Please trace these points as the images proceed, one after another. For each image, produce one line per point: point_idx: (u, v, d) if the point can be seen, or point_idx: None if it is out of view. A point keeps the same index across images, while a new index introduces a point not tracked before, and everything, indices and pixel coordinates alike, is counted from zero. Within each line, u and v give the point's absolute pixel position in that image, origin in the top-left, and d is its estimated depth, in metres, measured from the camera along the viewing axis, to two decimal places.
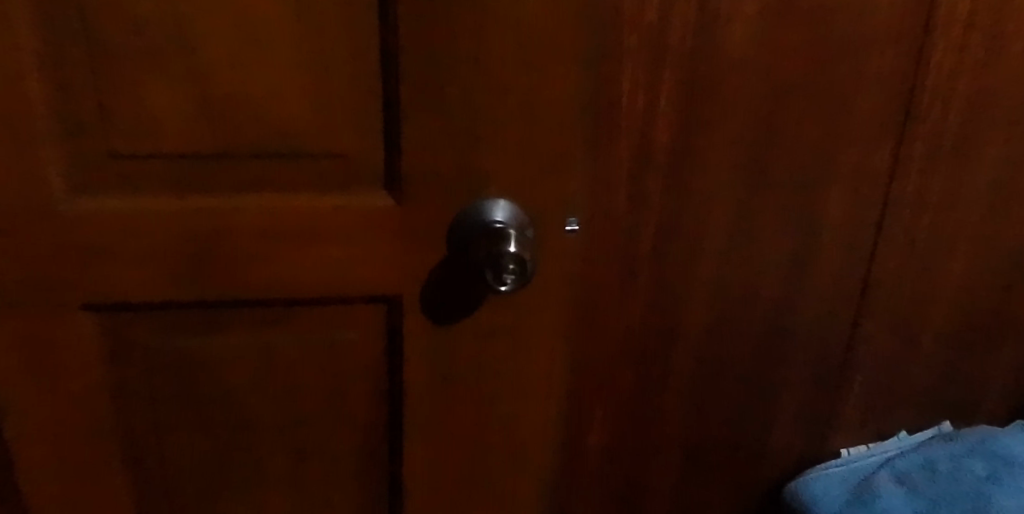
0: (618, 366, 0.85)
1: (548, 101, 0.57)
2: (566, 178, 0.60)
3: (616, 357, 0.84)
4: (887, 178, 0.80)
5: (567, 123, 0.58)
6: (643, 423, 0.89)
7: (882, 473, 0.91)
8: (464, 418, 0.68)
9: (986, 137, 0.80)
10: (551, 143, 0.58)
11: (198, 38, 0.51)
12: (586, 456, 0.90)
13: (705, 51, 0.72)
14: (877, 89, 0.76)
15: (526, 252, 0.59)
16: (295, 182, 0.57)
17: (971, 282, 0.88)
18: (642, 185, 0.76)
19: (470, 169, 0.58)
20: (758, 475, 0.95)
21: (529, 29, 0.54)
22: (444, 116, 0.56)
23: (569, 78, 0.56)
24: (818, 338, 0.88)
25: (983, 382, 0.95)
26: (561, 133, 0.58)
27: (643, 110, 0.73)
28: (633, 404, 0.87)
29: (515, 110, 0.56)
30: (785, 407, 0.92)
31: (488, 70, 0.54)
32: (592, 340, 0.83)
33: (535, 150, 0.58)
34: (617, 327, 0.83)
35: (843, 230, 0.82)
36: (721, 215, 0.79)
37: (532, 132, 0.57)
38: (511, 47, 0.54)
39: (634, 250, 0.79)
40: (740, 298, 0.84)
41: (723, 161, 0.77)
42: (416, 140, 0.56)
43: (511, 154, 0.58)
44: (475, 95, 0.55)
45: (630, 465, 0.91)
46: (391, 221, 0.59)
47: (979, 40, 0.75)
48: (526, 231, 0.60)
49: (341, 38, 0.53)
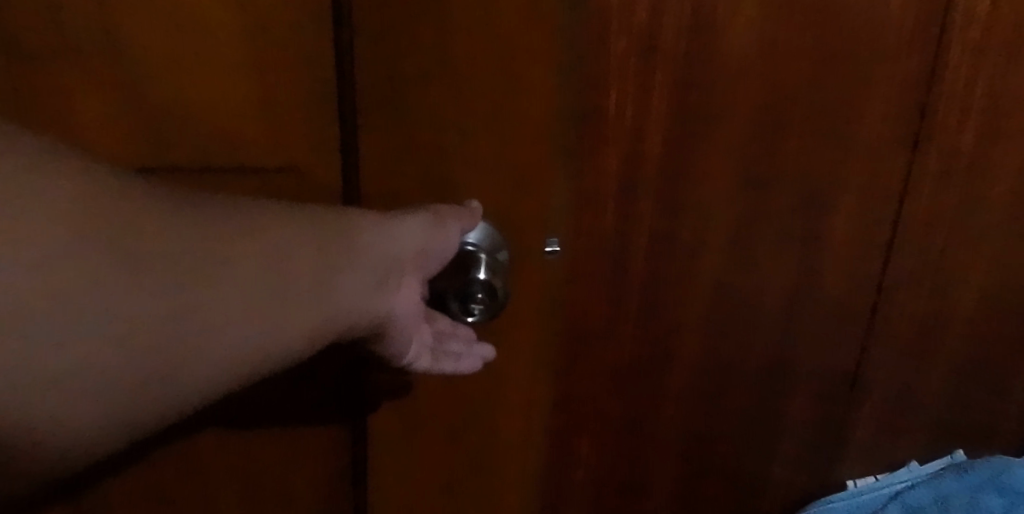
0: (609, 388, 0.82)
1: (522, 113, 0.53)
2: (537, 199, 0.57)
3: (607, 378, 0.81)
4: (900, 194, 0.75)
5: (543, 137, 0.54)
6: (636, 447, 0.86)
7: (890, 507, 0.87)
8: (434, 445, 0.65)
9: (1006, 147, 0.74)
10: (524, 159, 0.55)
11: (131, 47, 0.48)
12: (577, 483, 0.86)
13: (698, 62, 0.67)
14: (889, 97, 0.70)
15: (496, 278, 0.57)
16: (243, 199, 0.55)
17: (987, 302, 0.83)
18: (631, 204, 0.72)
19: (432, 191, 0.55)
20: (757, 504, 0.92)
21: (492, 46, 0.51)
22: (403, 138, 0.53)
23: (539, 94, 0.53)
24: (821, 362, 0.84)
25: (1002, 409, 0.90)
26: (530, 156, 0.55)
27: (632, 121, 0.68)
28: (625, 427, 0.84)
29: (484, 123, 0.53)
30: (788, 433, 0.88)
31: (450, 91, 0.52)
32: (579, 362, 0.80)
33: (503, 174, 0.55)
34: (607, 346, 0.79)
35: (851, 249, 0.77)
36: (720, 232, 0.75)
37: (498, 155, 0.55)
38: (473, 65, 0.51)
39: (624, 268, 0.75)
40: (740, 317, 0.79)
41: (723, 174, 0.72)
42: (373, 162, 0.54)
43: (482, 170, 0.55)
44: (441, 106, 0.52)
45: (622, 491, 0.88)
46: None
47: (1000, 44, 0.69)
48: (500, 252, 0.57)
49: (276, 51, 0.50)
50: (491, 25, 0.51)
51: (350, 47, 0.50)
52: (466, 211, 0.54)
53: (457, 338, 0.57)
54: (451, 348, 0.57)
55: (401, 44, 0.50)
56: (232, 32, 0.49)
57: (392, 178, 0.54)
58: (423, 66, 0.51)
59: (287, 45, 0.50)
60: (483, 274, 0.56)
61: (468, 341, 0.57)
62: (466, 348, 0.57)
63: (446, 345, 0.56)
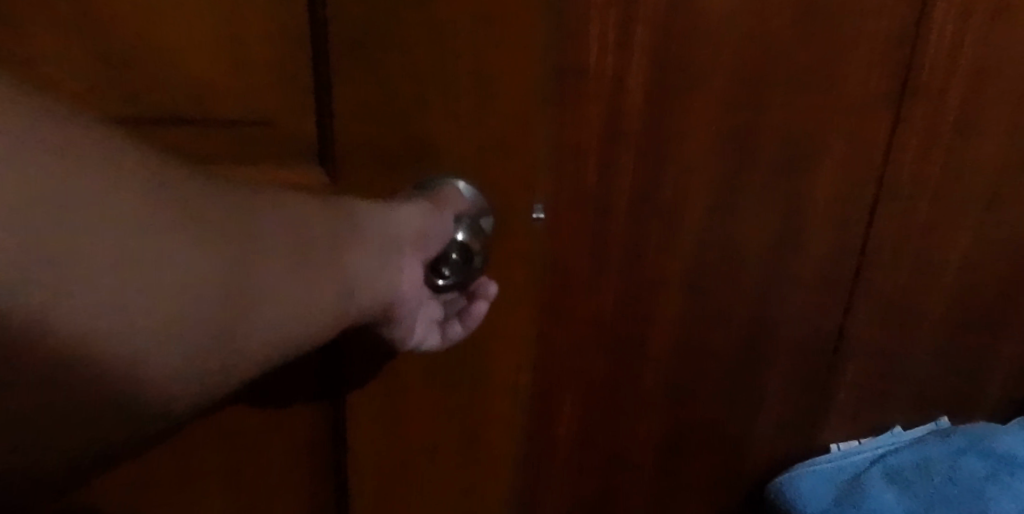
0: (591, 349, 0.82)
1: (503, 57, 0.47)
2: (523, 155, 0.50)
3: (588, 339, 0.82)
4: (883, 157, 0.75)
5: (525, 85, 0.48)
6: (618, 410, 0.87)
7: (873, 470, 0.87)
8: (412, 432, 0.59)
9: (987, 114, 0.74)
10: (508, 112, 0.49)
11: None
12: (560, 443, 0.87)
13: (679, 19, 0.67)
14: (871, 58, 0.70)
15: (475, 241, 0.50)
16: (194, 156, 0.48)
17: (969, 269, 0.83)
18: (612, 163, 0.72)
19: (402, 141, 0.49)
20: (740, 468, 0.93)
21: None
22: (376, 96, 0.47)
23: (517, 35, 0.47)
24: (805, 326, 0.84)
25: (982, 377, 0.90)
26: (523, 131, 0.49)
27: (612, 77, 0.68)
28: (607, 388, 0.85)
29: (464, 67, 0.47)
30: (771, 395, 0.89)
31: (426, 45, 0.46)
32: (563, 322, 0.80)
33: (493, 149, 0.50)
34: (589, 307, 0.80)
35: (834, 212, 0.78)
36: (701, 195, 0.75)
37: (483, 123, 0.49)
38: (459, 22, 0.46)
39: (605, 228, 0.76)
40: (723, 280, 0.80)
41: (703, 136, 0.72)
42: (340, 103, 0.47)
43: (462, 121, 0.49)
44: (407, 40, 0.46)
45: (606, 451, 0.89)
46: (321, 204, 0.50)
47: (984, 7, 0.69)
48: (478, 222, 0.51)
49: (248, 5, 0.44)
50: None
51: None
52: (456, 192, 0.50)
53: (455, 300, 0.52)
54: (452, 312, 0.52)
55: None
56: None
57: (372, 143, 0.49)
58: (401, 17, 0.45)
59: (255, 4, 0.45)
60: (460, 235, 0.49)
61: (467, 302, 0.52)
62: (468, 307, 0.52)
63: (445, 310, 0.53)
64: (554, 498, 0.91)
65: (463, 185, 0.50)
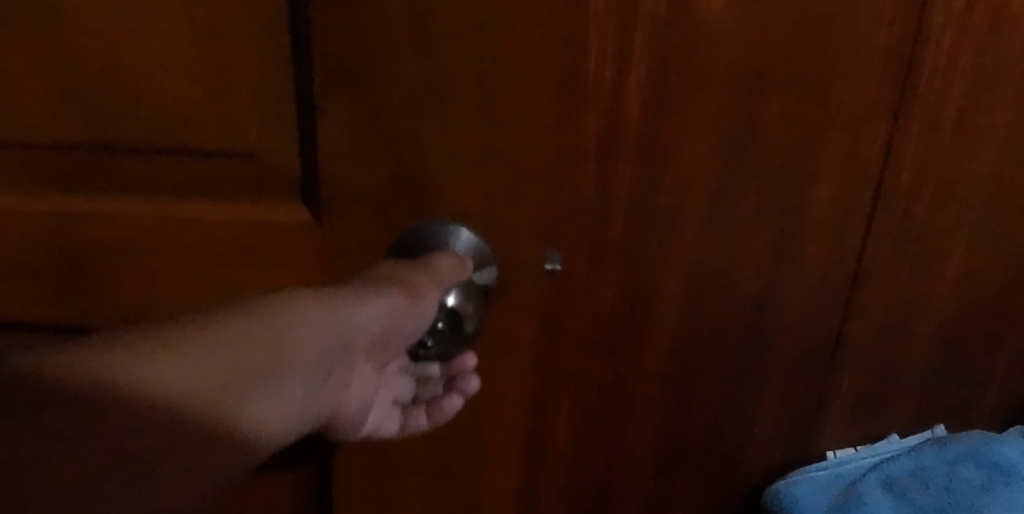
0: (590, 339, 0.87)
1: (509, 107, 0.45)
2: (531, 208, 0.48)
3: (588, 328, 0.86)
4: (880, 166, 0.76)
5: (533, 135, 0.45)
6: (615, 401, 0.90)
7: (868, 477, 0.87)
8: (405, 482, 0.55)
9: (985, 125, 0.74)
10: (514, 163, 0.46)
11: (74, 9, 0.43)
12: (558, 426, 0.92)
13: (675, 28, 0.70)
14: (866, 68, 0.71)
15: (466, 305, 0.48)
16: (198, 185, 0.48)
17: (966, 278, 0.83)
18: (609, 163, 0.76)
19: (401, 190, 0.47)
20: (736, 470, 0.94)
21: (478, 38, 0.43)
22: (377, 142, 0.45)
23: (525, 85, 0.44)
24: (800, 331, 0.85)
25: (980, 388, 0.90)
26: (530, 176, 0.47)
27: (611, 82, 0.73)
28: (606, 379, 0.89)
29: (467, 119, 0.45)
30: (766, 399, 0.90)
31: (431, 92, 0.44)
32: (562, 312, 0.85)
33: (496, 204, 0.47)
34: (591, 298, 0.84)
35: (830, 217, 0.79)
36: (697, 198, 0.78)
37: (486, 171, 0.46)
38: (462, 66, 0.43)
39: (603, 225, 0.80)
40: (717, 283, 0.82)
41: (699, 141, 0.75)
42: (335, 149, 0.45)
43: (467, 172, 0.46)
44: (414, 91, 0.44)
45: (602, 441, 0.92)
46: (315, 241, 0.48)
47: (981, 19, 0.69)
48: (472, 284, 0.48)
49: (244, 38, 0.43)
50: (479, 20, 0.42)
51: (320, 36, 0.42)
52: (456, 263, 0.47)
53: (432, 383, 0.52)
54: (428, 390, 0.52)
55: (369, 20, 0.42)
56: (196, 27, 0.43)
57: (374, 192, 0.47)
58: (403, 59, 0.43)
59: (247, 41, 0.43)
60: (450, 300, 0.47)
61: (442, 385, 0.52)
62: (442, 392, 0.51)
63: (423, 386, 0.53)
64: (553, 478, 0.95)
65: (465, 234, 0.48)
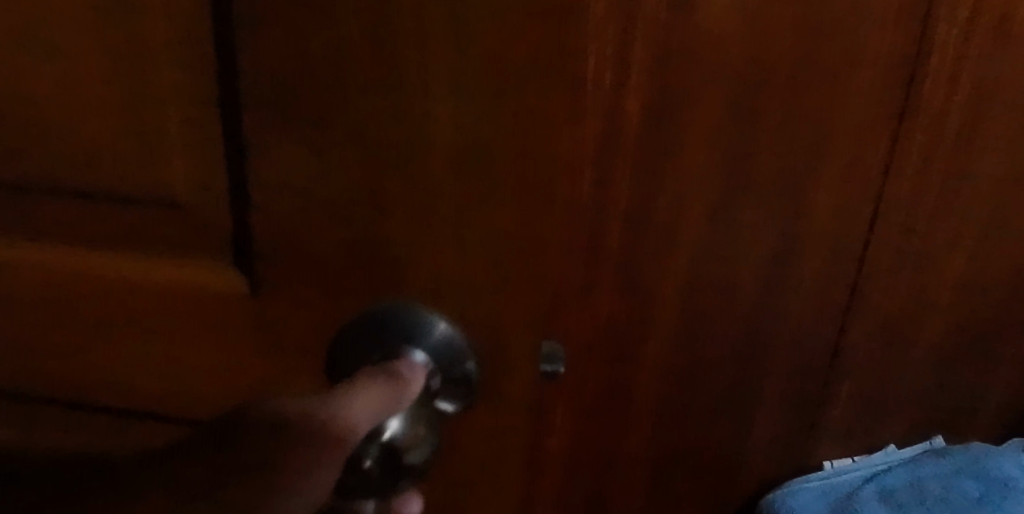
0: (589, 346, 0.87)
1: (505, 153, 0.26)
2: (531, 304, 0.30)
3: (587, 333, 0.86)
4: (881, 175, 0.75)
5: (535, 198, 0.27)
6: (613, 403, 0.90)
7: (866, 488, 0.86)
8: None
9: (990, 136, 0.74)
10: (506, 237, 0.28)
11: None
12: (555, 426, 0.93)
13: (678, 34, 0.70)
14: (869, 77, 0.71)
15: (411, 430, 0.30)
16: (63, 223, 0.31)
17: (968, 290, 0.82)
18: (609, 166, 0.76)
19: (341, 267, 0.30)
20: (733, 477, 0.94)
21: (461, 54, 0.25)
22: (311, 197, 0.28)
23: (522, 114, 0.25)
24: (799, 339, 0.85)
25: (981, 402, 0.89)
26: (545, 278, 0.30)
27: (611, 88, 0.73)
28: (603, 381, 0.89)
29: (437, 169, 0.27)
30: (764, 405, 0.89)
31: (387, 135, 0.27)
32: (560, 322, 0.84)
33: (479, 295, 0.30)
34: (589, 302, 0.84)
35: (830, 225, 0.78)
36: (697, 203, 0.77)
37: (474, 262, 0.29)
38: (436, 101, 0.26)
39: (603, 229, 0.80)
40: (716, 289, 0.82)
41: (699, 146, 0.75)
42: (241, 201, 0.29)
43: (435, 245, 0.29)
44: (352, 124, 0.26)
45: (601, 446, 0.92)
46: (232, 319, 0.32)
47: (987, 28, 0.69)
48: (444, 398, 0.32)
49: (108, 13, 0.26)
50: (461, 19, 0.24)
51: (236, 46, 0.26)
52: (392, 383, 0.29)
53: None
54: None
55: (295, 10, 0.25)
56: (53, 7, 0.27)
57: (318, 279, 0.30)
58: (337, 81, 0.26)
59: (135, 72, 0.27)
60: (392, 428, 0.30)
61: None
62: None
63: None
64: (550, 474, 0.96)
65: (439, 336, 0.30)
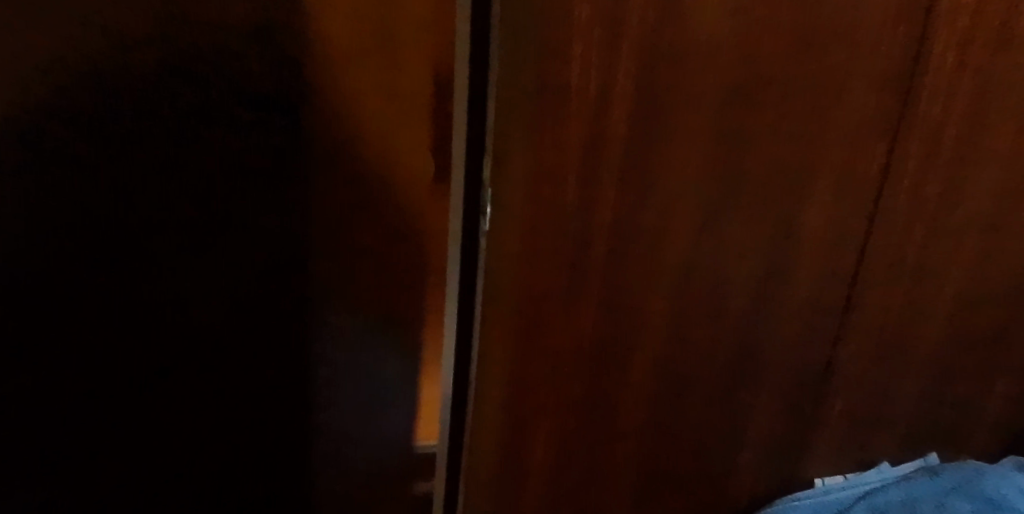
0: (565, 379, 0.79)
1: None
2: None
3: (565, 364, 0.78)
4: (877, 189, 0.74)
5: None
6: (595, 433, 0.83)
7: (858, 507, 0.84)
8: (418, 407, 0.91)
9: (988, 150, 0.74)
10: None
11: None
12: (533, 466, 0.84)
13: (666, 44, 0.64)
14: (863, 87, 0.69)
15: None
16: None
17: (963, 303, 0.83)
18: (593, 181, 0.69)
19: None
20: (722, 498, 0.91)
21: None
22: None
23: None
24: (794, 356, 0.83)
25: (975, 415, 0.90)
26: None
27: (594, 95, 0.66)
28: (575, 418, 0.82)
29: None
30: (753, 425, 0.86)
31: None
32: (470, 322, 0.77)
33: None
34: (564, 325, 0.76)
35: (820, 238, 0.76)
36: (684, 219, 0.73)
37: None
38: None
39: (586, 247, 0.72)
40: (706, 309, 0.78)
41: (687, 163, 0.70)
42: None
43: None
44: None
45: (578, 482, 0.86)
46: None
47: (988, 38, 0.69)
48: None
49: None
50: None
51: None
52: None
53: None
54: None
55: None
56: None
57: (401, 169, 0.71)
58: None
59: None
60: None
61: None
62: None
63: None
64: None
65: None
